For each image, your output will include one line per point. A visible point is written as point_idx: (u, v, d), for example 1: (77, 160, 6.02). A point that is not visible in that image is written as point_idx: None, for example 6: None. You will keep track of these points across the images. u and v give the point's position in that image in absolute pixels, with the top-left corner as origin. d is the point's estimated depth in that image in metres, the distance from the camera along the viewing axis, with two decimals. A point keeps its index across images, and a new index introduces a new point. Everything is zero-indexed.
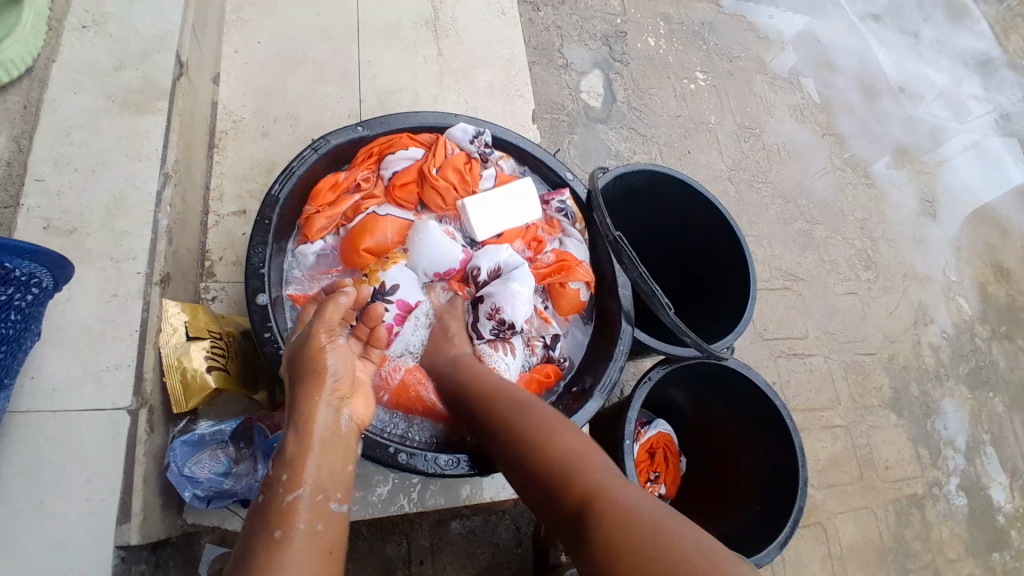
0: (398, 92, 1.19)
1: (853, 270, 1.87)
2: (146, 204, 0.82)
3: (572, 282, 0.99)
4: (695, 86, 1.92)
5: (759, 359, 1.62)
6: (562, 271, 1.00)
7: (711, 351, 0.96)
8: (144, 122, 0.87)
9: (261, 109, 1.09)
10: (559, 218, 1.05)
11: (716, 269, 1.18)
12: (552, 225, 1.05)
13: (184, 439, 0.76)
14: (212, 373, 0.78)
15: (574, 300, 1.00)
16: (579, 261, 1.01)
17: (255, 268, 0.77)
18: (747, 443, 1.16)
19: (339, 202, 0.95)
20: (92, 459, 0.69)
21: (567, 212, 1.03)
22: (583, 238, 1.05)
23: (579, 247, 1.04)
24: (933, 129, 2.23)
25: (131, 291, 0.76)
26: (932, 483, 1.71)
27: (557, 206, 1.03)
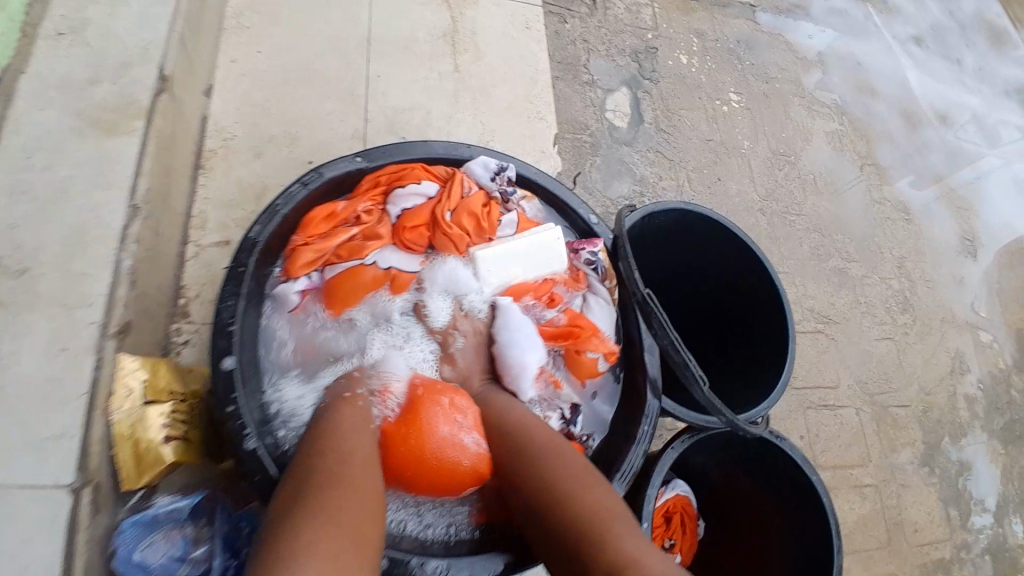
0: (410, 111, 1.09)
1: (889, 313, 1.74)
2: (110, 240, 0.71)
3: (588, 351, 0.89)
4: (728, 109, 1.80)
5: (787, 409, 1.50)
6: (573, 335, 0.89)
7: (744, 428, 0.85)
8: (117, 145, 0.77)
9: (256, 126, 0.99)
10: (587, 272, 0.94)
11: (749, 321, 1.07)
12: (577, 279, 0.94)
13: (135, 519, 0.67)
14: (169, 444, 0.69)
15: (590, 369, 0.90)
16: (597, 329, 0.90)
17: (223, 324, 0.69)
18: (775, 516, 1.04)
19: (335, 236, 0.85)
20: (20, 553, 0.58)
21: (597, 266, 0.92)
22: (610, 298, 0.94)
23: (603, 309, 0.93)
24: (974, 162, 2.09)
25: (83, 345, 0.66)
26: (960, 547, 1.58)
27: (588, 257, 0.92)
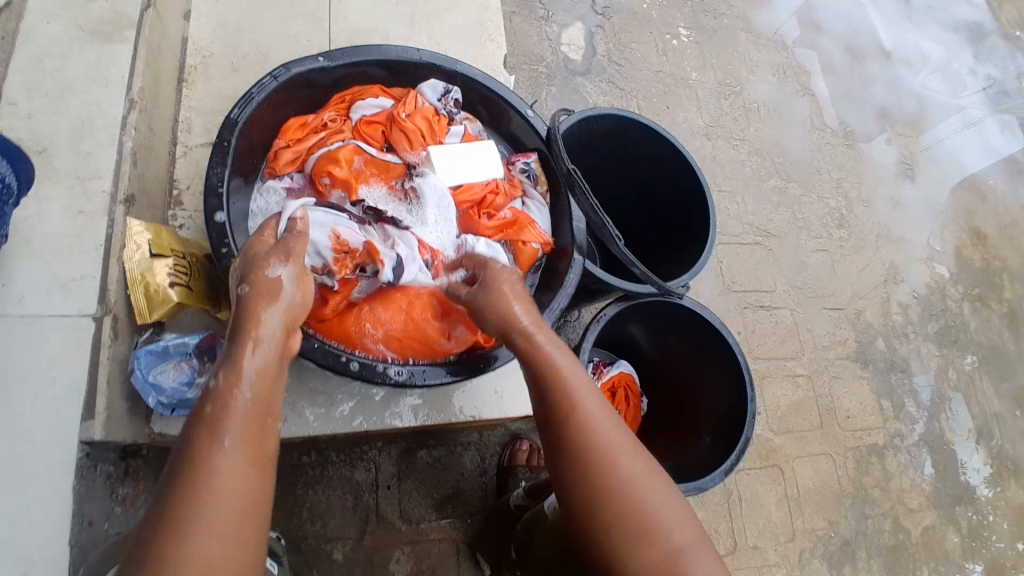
0: (369, 32, 1.21)
1: (824, 228, 1.91)
2: (113, 127, 0.86)
3: (528, 241, 0.99)
4: (678, 43, 1.92)
5: (725, 310, 1.68)
6: (515, 228, 1.00)
7: (663, 284, 1.02)
8: (111, 51, 0.90)
9: (231, 45, 1.11)
10: (522, 180, 1.07)
11: (679, 215, 1.22)
12: (514, 185, 1.06)
13: (149, 349, 0.81)
14: (174, 288, 0.81)
15: (530, 258, 1.00)
16: (533, 223, 1.02)
17: (213, 187, 0.81)
18: (703, 381, 1.21)
19: (305, 139, 0.97)
20: (62, 361, 0.74)
21: (530, 173, 1.07)
22: (544, 201, 1.07)
23: (540, 210, 1.06)
24: (919, 97, 2.23)
25: (96, 208, 0.81)
26: (893, 435, 1.77)
27: (522, 166, 1.07)
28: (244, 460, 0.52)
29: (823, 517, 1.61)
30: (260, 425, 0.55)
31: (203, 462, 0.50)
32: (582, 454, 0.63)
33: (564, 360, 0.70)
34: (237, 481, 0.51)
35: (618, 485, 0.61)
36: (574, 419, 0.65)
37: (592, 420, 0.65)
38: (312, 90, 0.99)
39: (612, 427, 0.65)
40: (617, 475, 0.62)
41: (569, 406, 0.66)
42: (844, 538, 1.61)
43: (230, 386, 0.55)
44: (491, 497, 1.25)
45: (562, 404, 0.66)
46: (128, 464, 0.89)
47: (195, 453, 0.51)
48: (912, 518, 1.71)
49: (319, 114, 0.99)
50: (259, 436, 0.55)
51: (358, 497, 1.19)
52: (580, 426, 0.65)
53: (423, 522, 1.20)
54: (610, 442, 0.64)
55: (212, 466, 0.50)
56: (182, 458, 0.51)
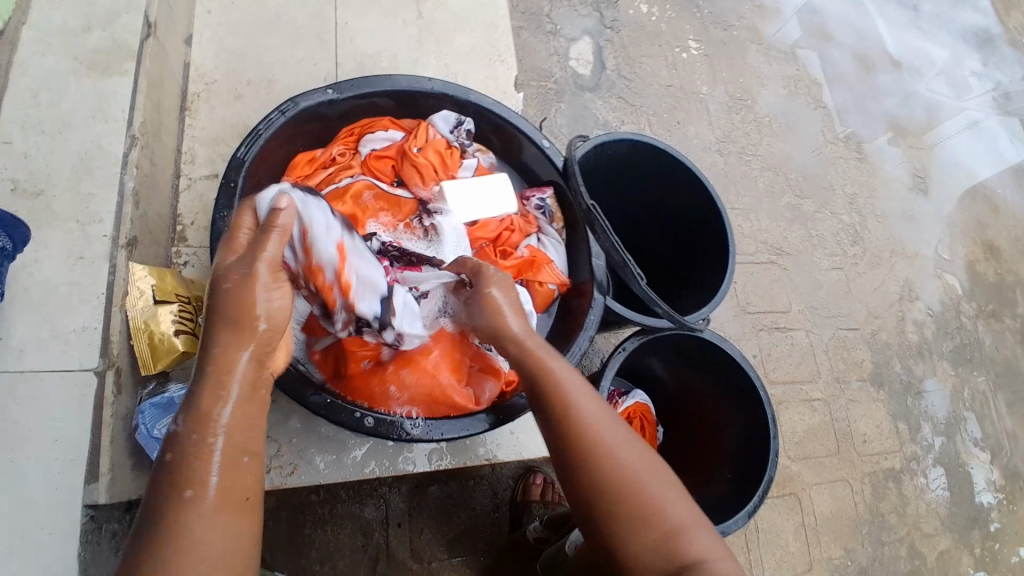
0: (376, 55, 1.17)
1: (839, 245, 1.84)
2: (112, 165, 0.83)
3: (545, 281, 0.98)
4: (688, 56, 1.85)
5: (740, 332, 1.62)
6: (532, 268, 0.98)
7: (685, 322, 0.98)
8: (112, 85, 0.87)
9: (234, 71, 1.08)
10: (536, 215, 1.05)
11: (697, 243, 1.18)
12: (529, 221, 1.04)
13: (152, 401, 0.77)
14: (180, 336, 0.79)
15: (545, 298, 0.99)
16: (550, 262, 1.00)
17: (219, 232, 0.78)
18: (724, 415, 1.17)
19: (315, 175, 0.95)
20: (61, 419, 0.71)
21: (545, 210, 1.04)
22: (560, 238, 1.04)
23: (556, 247, 1.03)
24: (929, 105, 2.15)
25: (97, 253, 0.78)
26: (910, 458, 1.69)
27: (536, 202, 1.04)
28: (219, 504, 0.52)
29: (842, 546, 1.53)
30: (235, 468, 0.55)
31: (186, 536, 0.50)
32: (590, 456, 0.62)
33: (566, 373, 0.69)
34: (216, 532, 0.51)
35: (630, 480, 0.60)
36: (580, 427, 0.64)
37: (596, 425, 0.64)
38: (321, 124, 0.96)
39: (616, 425, 0.65)
40: (629, 474, 0.60)
41: (571, 415, 0.65)
42: (861, 565, 1.53)
43: (205, 433, 0.54)
44: (505, 533, 1.19)
45: (564, 414, 0.65)
46: (133, 515, 0.81)
47: (173, 512, 0.51)
48: (929, 543, 1.62)
49: (328, 148, 0.98)
50: (238, 482, 0.55)
51: (368, 536, 1.13)
52: (583, 432, 0.64)
53: (435, 561, 1.15)
54: (616, 441, 0.64)
55: (189, 527, 0.50)
56: (160, 519, 0.50)
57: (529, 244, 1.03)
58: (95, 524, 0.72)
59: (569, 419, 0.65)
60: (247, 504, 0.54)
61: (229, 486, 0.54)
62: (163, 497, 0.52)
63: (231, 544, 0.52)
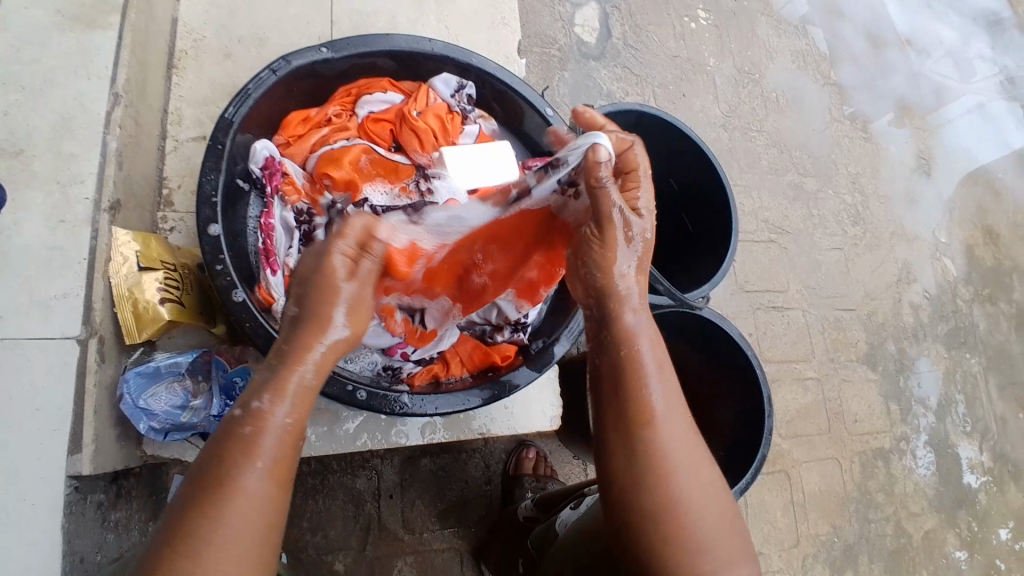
0: (374, 15, 1.12)
1: (840, 225, 1.82)
2: (95, 124, 0.79)
3: None
4: (696, 26, 1.79)
5: (738, 310, 1.60)
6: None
7: (684, 301, 0.96)
8: (95, 39, 0.82)
9: (224, 27, 1.03)
10: None
11: (700, 219, 1.15)
12: None
13: (138, 370, 0.76)
14: (165, 305, 0.77)
15: None
16: None
17: (207, 197, 0.75)
18: (720, 393, 1.16)
19: (309, 135, 0.91)
20: (44, 388, 0.69)
21: None
22: None
23: None
24: (936, 85, 2.10)
25: (79, 217, 0.75)
26: (900, 439, 1.70)
27: None
28: (271, 478, 0.50)
29: (829, 523, 1.55)
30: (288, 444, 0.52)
31: (235, 487, 0.48)
32: (650, 468, 0.55)
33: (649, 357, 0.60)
34: (266, 497, 0.49)
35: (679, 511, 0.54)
36: (645, 427, 0.56)
37: (664, 431, 0.57)
38: (316, 82, 0.92)
39: (683, 433, 0.58)
40: (675, 501, 0.55)
41: (642, 408, 0.57)
42: (846, 542, 1.55)
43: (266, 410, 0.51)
44: (496, 506, 1.19)
45: (632, 408, 0.57)
46: (120, 485, 0.81)
47: (225, 471, 0.48)
48: (913, 522, 1.64)
49: (323, 107, 0.94)
50: (290, 457, 0.52)
51: (359, 506, 1.12)
52: (648, 429, 0.56)
53: (426, 532, 1.14)
54: (678, 449, 0.57)
55: (245, 490, 0.48)
56: (209, 477, 0.48)
57: None
58: (78, 494, 0.70)
59: (635, 413, 0.57)
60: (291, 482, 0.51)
61: (280, 457, 0.51)
62: (220, 452, 0.49)
63: (272, 511, 0.49)
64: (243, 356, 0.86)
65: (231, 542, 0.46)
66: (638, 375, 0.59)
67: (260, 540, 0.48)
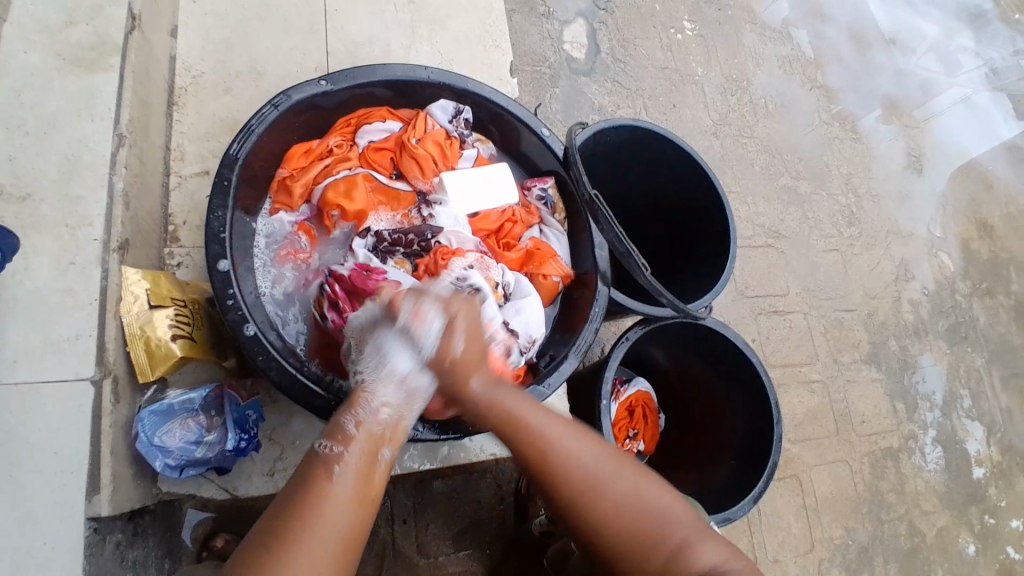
0: (369, 42, 1.14)
1: (836, 227, 1.83)
2: (101, 165, 0.80)
3: (549, 273, 0.96)
4: (683, 37, 1.82)
5: (739, 316, 1.61)
6: (535, 262, 0.97)
7: (688, 311, 0.97)
8: (97, 81, 0.84)
9: (222, 63, 1.04)
10: (538, 206, 1.03)
11: (699, 229, 1.17)
12: (530, 212, 1.03)
13: (152, 409, 0.77)
14: (177, 342, 0.78)
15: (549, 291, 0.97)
16: (554, 254, 0.99)
17: (215, 232, 0.76)
18: (728, 401, 1.17)
19: (312, 168, 0.93)
20: (59, 431, 0.69)
21: (547, 201, 1.02)
22: (562, 229, 1.03)
23: (558, 240, 1.02)
24: (922, 82, 2.13)
25: (88, 258, 0.76)
26: (908, 436, 1.70)
27: (539, 193, 1.02)
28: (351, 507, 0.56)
29: (843, 525, 1.54)
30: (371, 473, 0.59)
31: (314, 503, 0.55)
32: (581, 499, 0.60)
33: (530, 412, 0.64)
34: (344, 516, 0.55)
35: (623, 507, 0.60)
36: (560, 466, 0.61)
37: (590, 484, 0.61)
38: (316, 115, 0.93)
39: (592, 451, 0.63)
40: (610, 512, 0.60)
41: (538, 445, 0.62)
42: (861, 544, 1.55)
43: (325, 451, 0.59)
44: (510, 526, 1.19)
45: (530, 446, 0.62)
46: (137, 524, 0.81)
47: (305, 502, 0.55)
48: (927, 521, 1.64)
49: (324, 139, 0.95)
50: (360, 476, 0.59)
51: (374, 533, 1.12)
52: (557, 462, 0.61)
53: (442, 556, 1.14)
54: (587, 459, 0.62)
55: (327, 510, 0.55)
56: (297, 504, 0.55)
57: (530, 236, 1.02)
58: (97, 534, 0.70)
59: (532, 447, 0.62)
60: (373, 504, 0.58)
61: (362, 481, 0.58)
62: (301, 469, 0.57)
63: (352, 532, 0.55)
64: (254, 391, 0.90)
65: (314, 553, 0.52)
66: (522, 427, 0.63)
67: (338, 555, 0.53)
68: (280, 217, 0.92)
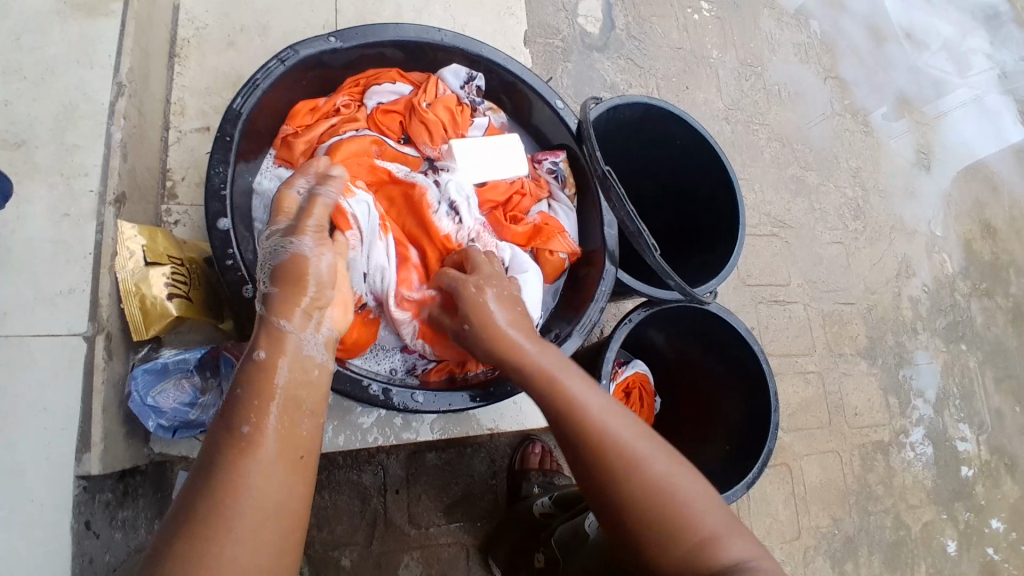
0: (380, 3, 1.10)
1: (841, 219, 1.82)
2: (99, 115, 0.77)
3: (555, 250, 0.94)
4: (699, 17, 1.77)
5: (740, 305, 1.60)
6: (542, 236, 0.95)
7: (694, 297, 0.96)
8: (97, 27, 0.80)
9: (227, 16, 1.01)
10: (548, 179, 1.01)
11: (708, 213, 1.15)
12: (539, 186, 1.01)
13: (146, 368, 0.75)
14: (173, 300, 0.76)
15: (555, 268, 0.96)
16: (562, 229, 0.96)
17: (216, 189, 0.74)
18: (726, 388, 1.16)
19: (317, 126, 0.90)
20: (50, 386, 0.68)
21: (558, 174, 1.00)
22: (571, 205, 1.01)
23: (567, 214, 1.00)
24: (936, 79, 2.10)
25: (84, 210, 0.73)
26: (899, 432, 1.71)
27: (549, 166, 1.00)
28: (274, 454, 0.52)
29: (829, 516, 1.55)
30: (295, 425, 0.55)
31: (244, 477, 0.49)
32: (612, 473, 0.57)
33: (577, 381, 0.64)
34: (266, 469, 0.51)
35: (661, 489, 0.56)
36: (599, 435, 0.59)
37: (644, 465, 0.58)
38: (324, 73, 0.91)
39: (629, 428, 0.61)
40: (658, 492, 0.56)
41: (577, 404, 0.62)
42: (846, 535, 1.56)
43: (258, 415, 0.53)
44: (502, 502, 1.19)
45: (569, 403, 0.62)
46: (127, 483, 0.79)
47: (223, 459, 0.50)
48: (912, 516, 1.65)
49: (331, 98, 0.92)
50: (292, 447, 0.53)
51: (366, 502, 1.11)
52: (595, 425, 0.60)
53: (433, 528, 1.14)
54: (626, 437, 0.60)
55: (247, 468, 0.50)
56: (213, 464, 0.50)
57: (538, 211, 0.99)
58: (86, 493, 0.69)
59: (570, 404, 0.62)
60: (303, 463, 0.54)
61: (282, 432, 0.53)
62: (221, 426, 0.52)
63: (287, 486, 0.51)
64: None
65: (247, 517, 0.48)
66: (566, 392, 0.63)
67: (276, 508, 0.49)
68: (281, 173, 0.88)
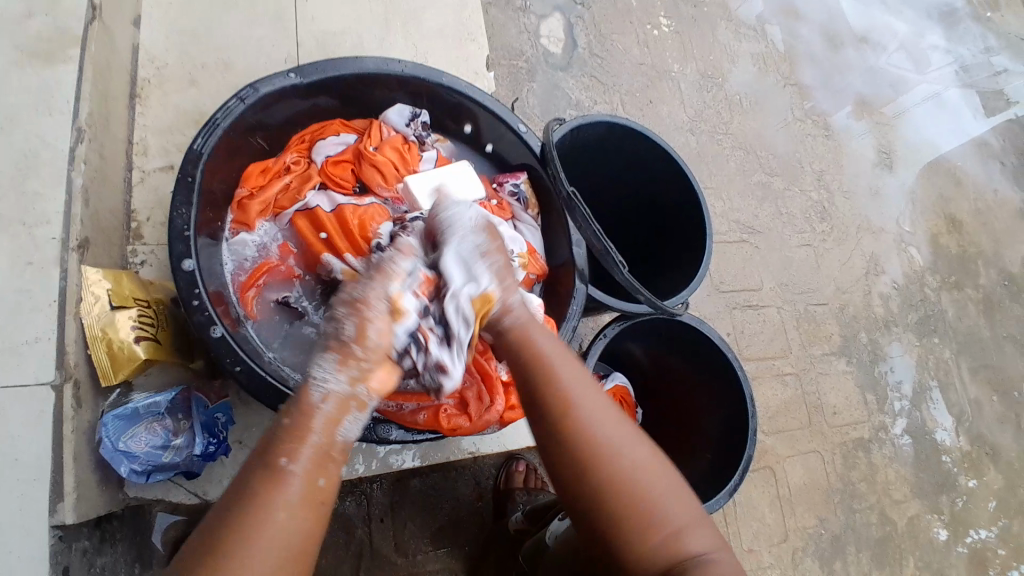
0: (341, 35, 1.12)
1: (808, 222, 1.86)
2: (60, 161, 0.77)
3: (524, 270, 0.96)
4: (659, 33, 1.82)
5: (715, 311, 1.63)
6: None
7: (665, 308, 0.95)
8: (54, 73, 0.80)
9: (189, 54, 1.02)
10: (511, 202, 1.03)
11: (676, 225, 1.17)
12: (503, 209, 1.02)
13: (117, 413, 0.75)
14: (141, 343, 0.78)
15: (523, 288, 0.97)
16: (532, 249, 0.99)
17: (179, 230, 0.74)
18: (702, 395, 1.18)
19: (270, 186, 0.92)
20: (17, 438, 0.66)
21: (520, 196, 1.03)
22: (536, 223, 1.04)
23: (532, 233, 1.03)
24: (894, 79, 2.17)
25: (47, 257, 0.73)
26: (879, 428, 1.73)
27: (511, 188, 1.03)
28: (305, 524, 0.51)
29: (814, 515, 1.57)
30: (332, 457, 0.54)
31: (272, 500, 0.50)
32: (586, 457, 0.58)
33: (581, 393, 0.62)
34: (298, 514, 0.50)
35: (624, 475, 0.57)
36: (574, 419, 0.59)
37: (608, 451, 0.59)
38: (270, 132, 0.94)
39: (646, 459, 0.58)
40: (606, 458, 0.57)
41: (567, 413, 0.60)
42: (834, 533, 1.57)
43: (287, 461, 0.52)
44: (489, 522, 1.18)
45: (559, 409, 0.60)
46: (104, 530, 0.78)
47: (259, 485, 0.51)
48: (897, 510, 1.67)
49: (280, 156, 0.95)
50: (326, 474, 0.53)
51: (351, 534, 1.10)
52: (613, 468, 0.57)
53: (420, 554, 1.13)
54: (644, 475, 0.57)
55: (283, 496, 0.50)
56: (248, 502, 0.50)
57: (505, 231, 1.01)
58: (62, 543, 0.68)
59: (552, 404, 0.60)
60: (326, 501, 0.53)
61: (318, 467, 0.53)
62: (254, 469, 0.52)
63: (311, 531, 0.51)
64: (222, 392, 0.89)
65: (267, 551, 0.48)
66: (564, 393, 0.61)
67: (300, 545, 0.50)
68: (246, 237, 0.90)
